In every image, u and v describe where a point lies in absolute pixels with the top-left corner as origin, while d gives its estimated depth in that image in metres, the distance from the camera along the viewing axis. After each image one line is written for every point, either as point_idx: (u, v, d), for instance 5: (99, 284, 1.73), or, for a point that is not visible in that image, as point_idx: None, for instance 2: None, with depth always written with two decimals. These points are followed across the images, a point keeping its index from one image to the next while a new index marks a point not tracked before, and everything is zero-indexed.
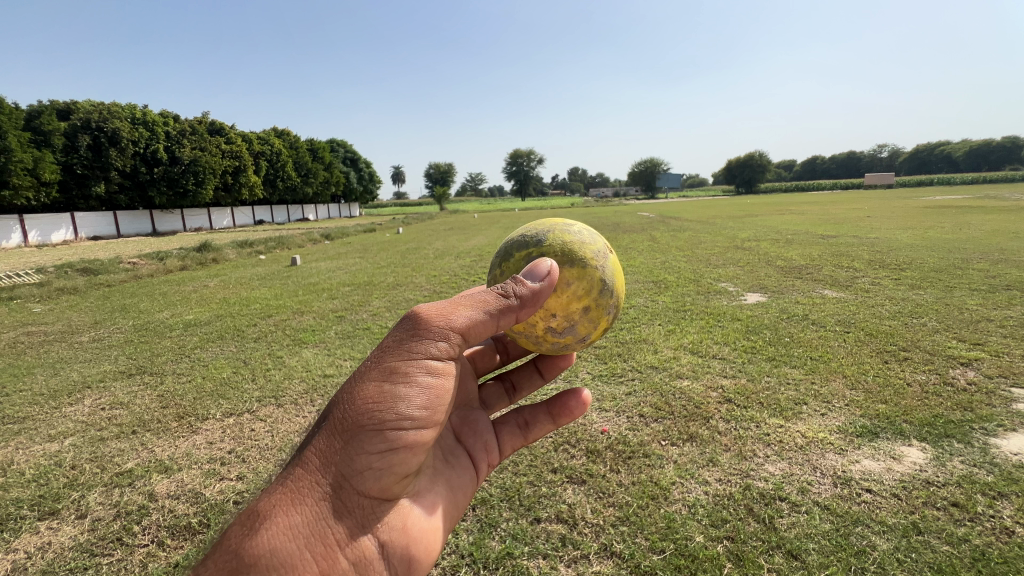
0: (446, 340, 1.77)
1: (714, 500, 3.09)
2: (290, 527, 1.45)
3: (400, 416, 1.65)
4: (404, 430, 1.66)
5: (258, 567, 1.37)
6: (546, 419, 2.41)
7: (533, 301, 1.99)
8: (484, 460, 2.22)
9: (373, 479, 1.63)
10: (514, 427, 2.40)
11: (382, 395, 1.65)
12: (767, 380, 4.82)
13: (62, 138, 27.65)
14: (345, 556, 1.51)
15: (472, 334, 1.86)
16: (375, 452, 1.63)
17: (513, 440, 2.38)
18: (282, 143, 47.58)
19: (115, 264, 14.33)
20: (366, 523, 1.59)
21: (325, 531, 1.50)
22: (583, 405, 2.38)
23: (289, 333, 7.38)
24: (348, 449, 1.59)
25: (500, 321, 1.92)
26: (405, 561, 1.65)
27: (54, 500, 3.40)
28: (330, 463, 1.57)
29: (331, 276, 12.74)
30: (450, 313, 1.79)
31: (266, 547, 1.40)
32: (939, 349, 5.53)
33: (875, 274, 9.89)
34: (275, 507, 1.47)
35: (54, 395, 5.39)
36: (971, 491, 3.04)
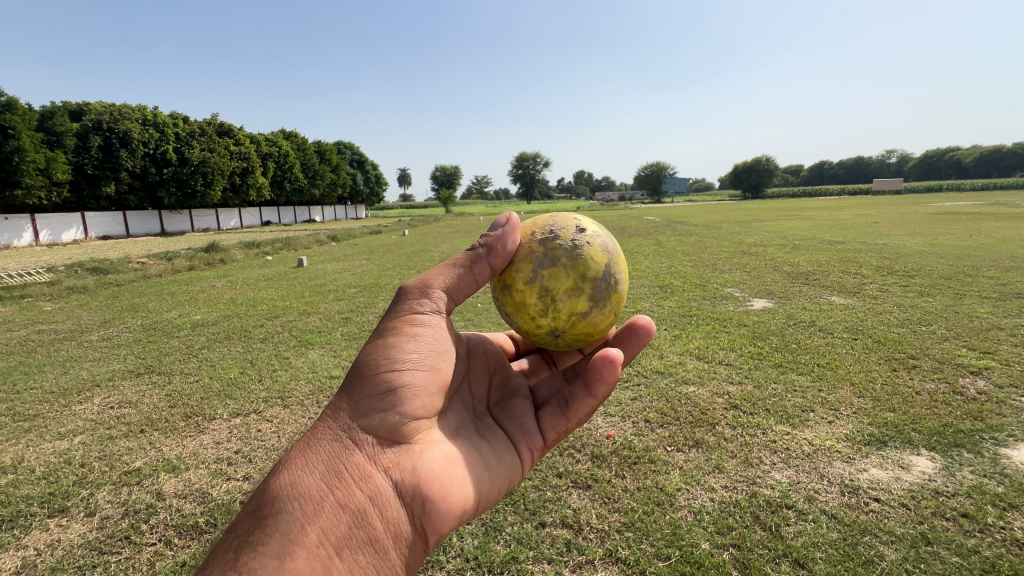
0: (427, 296, 1.90)
1: (720, 507, 3.07)
2: (306, 464, 1.49)
3: (394, 361, 1.72)
4: (400, 372, 1.71)
5: (279, 499, 1.39)
6: (584, 393, 2.09)
7: (502, 243, 2.08)
8: (520, 439, 2.07)
9: (382, 420, 1.63)
10: (555, 410, 2.17)
11: (378, 345, 1.75)
12: (774, 387, 4.80)
13: (74, 139, 28.03)
14: (361, 489, 1.50)
15: (450, 291, 1.97)
16: (378, 395, 1.66)
17: (555, 421, 2.15)
18: (290, 145, 47.98)
19: (124, 264, 14.48)
20: (377, 461, 1.57)
21: (339, 466, 1.51)
22: (614, 366, 1.95)
23: (296, 334, 7.42)
24: (353, 396, 1.65)
25: (474, 276, 2.05)
26: (421, 499, 1.58)
27: (63, 497, 3.43)
28: (340, 410, 1.63)
29: (338, 277, 12.83)
30: (425, 274, 1.96)
31: (285, 480, 1.43)
32: (948, 357, 5.48)
33: (882, 281, 9.83)
34: (293, 452, 1.52)
35: (64, 393, 5.45)
36: (981, 502, 3.01)
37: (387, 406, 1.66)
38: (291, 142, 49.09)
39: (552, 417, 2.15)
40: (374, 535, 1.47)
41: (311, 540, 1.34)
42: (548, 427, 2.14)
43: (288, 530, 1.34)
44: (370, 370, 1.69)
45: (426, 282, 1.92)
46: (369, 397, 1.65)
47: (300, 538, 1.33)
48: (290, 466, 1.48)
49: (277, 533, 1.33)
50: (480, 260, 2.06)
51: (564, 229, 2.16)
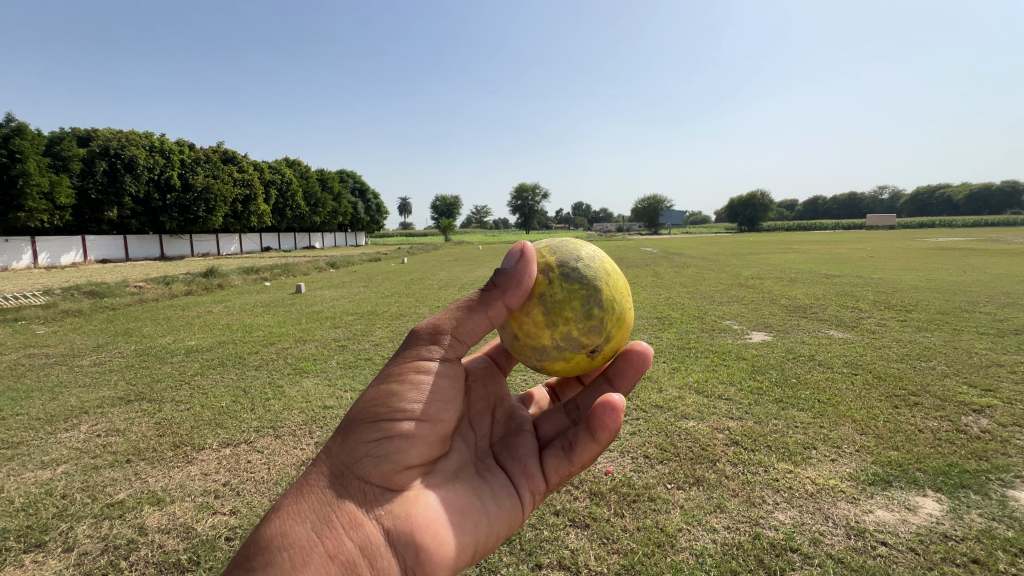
0: (436, 343, 1.79)
1: (722, 549, 2.97)
2: (298, 511, 1.44)
3: (395, 409, 1.64)
4: (400, 419, 1.64)
5: (269, 549, 1.35)
6: (586, 438, 1.98)
7: (513, 282, 1.89)
8: (522, 480, 1.97)
9: (377, 467, 1.58)
10: (557, 451, 2.04)
11: (380, 390, 1.66)
12: (774, 423, 4.72)
13: (80, 164, 28.50)
14: (351, 538, 1.46)
15: (462, 337, 1.83)
16: (376, 442, 1.60)
17: (558, 464, 2.02)
18: (293, 173, 48.83)
19: (121, 287, 14.46)
20: (369, 509, 1.53)
21: (330, 514, 1.46)
22: (616, 412, 1.85)
23: (290, 362, 7.33)
24: (349, 440, 1.59)
25: (489, 319, 1.88)
26: (413, 551, 1.53)
27: (41, 531, 3.31)
28: (334, 454, 1.58)
29: (335, 304, 12.80)
30: (436, 318, 1.82)
31: (276, 529, 1.39)
32: (949, 394, 5.43)
33: (880, 315, 9.85)
34: (286, 496, 1.47)
35: (51, 420, 5.33)
36: (991, 547, 2.92)
37: (383, 452, 1.59)
38: (294, 171, 50.02)
39: (555, 460, 2.03)
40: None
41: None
42: (551, 471, 2.01)
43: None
44: (369, 415, 1.62)
45: (435, 327, 1.80)
46: (366, 443, 1.59)
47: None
48: (282, 512, 1.43)
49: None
50: (494, 301, 1.88)
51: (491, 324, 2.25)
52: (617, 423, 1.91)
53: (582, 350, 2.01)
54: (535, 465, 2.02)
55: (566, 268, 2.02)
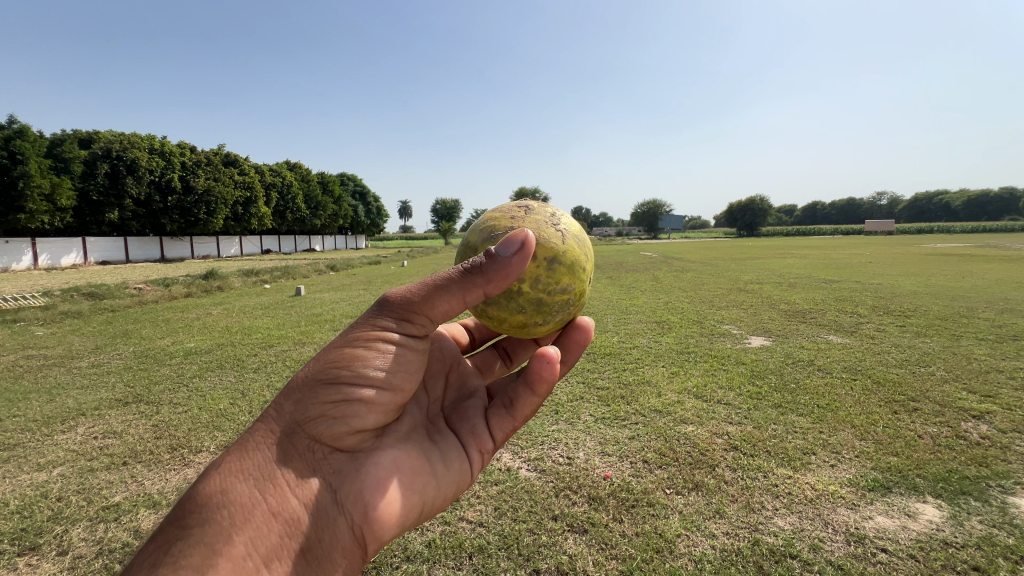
0: (407, 316, 1.73)
1: (722, 555, 2.95)
2: (241, 468, 1.43)
3: (352, 370, 1.62)
4: (358, 383, 1.62)
5: (207, 506, 1.35)
6: (526, 392, 2.02)
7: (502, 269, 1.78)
8: (470, 441, 2.01)
9: (329, 428, 1.58)
10: (501, 409, 2.08)
11: (339, 349, 1.63)
12: (774, 429, 4.71)
13: (81, 166, 28.60)
14: (296, 497, 1.48)
15: (433, 316, 1.76)
16: (328, 404, 1.58)
17: (502, 421, 2.07)
18: (293, 176, 49.02)
19: (121, 289, 14.43)
20: (317, 468, 1.55)
21: (275, 474, 1.47)
22: (551, 363, 1.91)
23: (289, 365, 7.32)
24: (301, 399, 1.57)
25: (466, 302, 1.79)
26: (361, 510, 1.58)
27: (36, 534, 3.29)
28: (283, 412, 1.56)
29: (335, 307, 12.80)
30: (409, 289, 1.74)
31: (215, 486, 1.38)
32: (949, 400, 5.41)
33: (879, 321, 9.84)
34: (229, 453, 1.46)
35: (48, 422, 5.32)
36: (992, 555, 2.90)
37: (337, 413, 1.59)
38: (295, 174, 50.19)
39: (499, 417, 2.08)
40: (307, 546, 1.46)
41: (238, 552, 1.32)
42: (496, 428, 2.07)
43: (213, 542, 1.30)
44: (325, 375, 1.60)
45: (407, 298, 1.71)
46: (318, 402, 1.58)
47: (226, 550, 1.30)
48: (222, 468, 1.42)
49: (200, 542, 1.29)
50: (476, 289, 1.76)
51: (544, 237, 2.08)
52: (553, 374, 1.95)
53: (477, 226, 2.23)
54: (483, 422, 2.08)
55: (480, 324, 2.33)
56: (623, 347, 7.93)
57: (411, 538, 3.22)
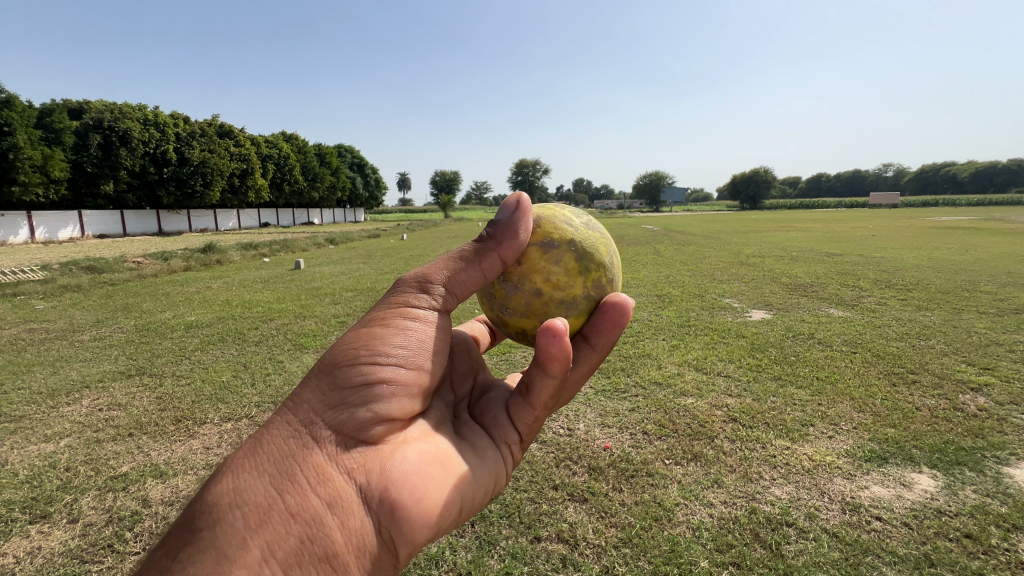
0: (419, 286, 1.70)
1: (719, 523, 3.01)
2: (256, 465, 1.33)
3: (373, 353, 1.54)
4: (381, 364, 1.54)
5: (219, 507, 1.24)
6: (540, 374, 1.77)
7: (510, 232, 1.85)
8: (500, 438, 1.87)
9: (347, 417, 1.46)
10: (519, 398, 1.88)
11: (361, 332, 1.57)
12: (772, 401, 4.75)
13: (73, 137, 28.08)
14: (316, 494, 1.33)
15: (444, 281, 1.74)
16: (346, 389, 1.48)
17: (524, 413, 1.88)
18: (290, 148, 48.23)
19: (119, 263, 14.38)
20: (337, 462, 1.40)
21: (293, 469, 1.35)
22: (560, 338, 1.65)
23: (290, 338, 7.35)
24: (319, 387, 1.48)
25: (479, 274, 1.82)
26: (387, 507, 1.40)
27: (46, 502, 3.35)
28: (301, 402, 1.47)
29: (334, 281, 12.78)
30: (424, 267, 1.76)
31: (227, 486, 1.27)
32: (948, 373, 5.45)
33: (880, 294, 9.83)
34: (242, 451, 1.36)
35: (53, 393, 5.37)
36: (984, 523, 2.95)
37: (358, 400, 1.48)
38: (292, 146, 49.39)
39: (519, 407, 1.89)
40: (332, 549, 1.31)
41: (252, 556, 1.19)
42: (520, 420, 1.90)
43: (226, 545, 1.19)
44: (344, 360, 1.52)
45: (424, 272, 1.74)
46: (339, 390, 1.49)
47: (240, 553, 1.19)
48: (235, 467, 1.32)
49: (212, 547, 1.18)
50: (488, 253, 1.83)
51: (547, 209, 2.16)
52: (565, 350, 1.68)
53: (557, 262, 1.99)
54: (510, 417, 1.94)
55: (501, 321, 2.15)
56: None
57: None
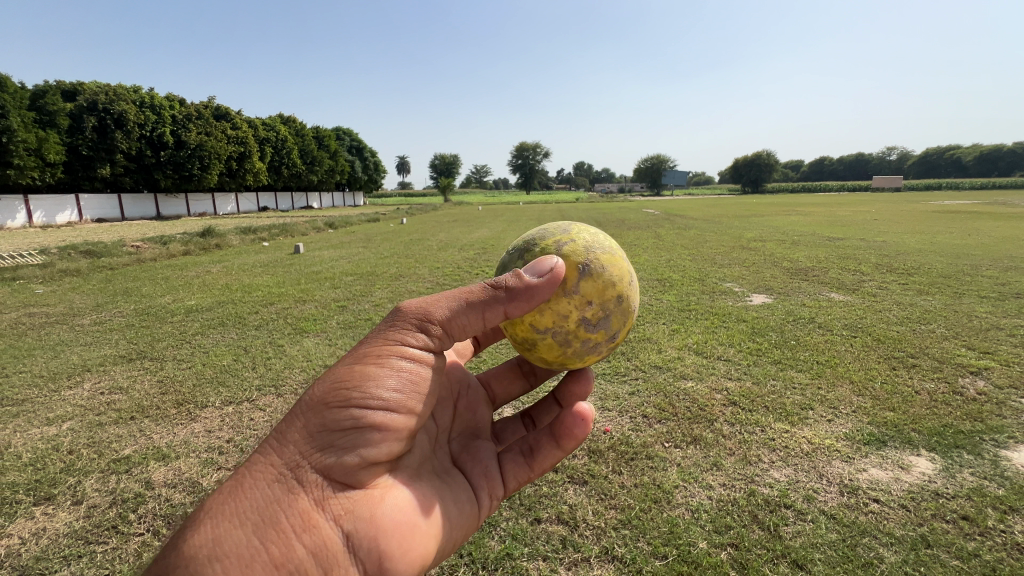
0: (417, 325, 1.66)
1: (718, 505, 3.03)
2: (237, 512, 1.27)
3: (367, 396, 1.49)
4: (373, 406, 1.50)
5: (195, 561, 1.17)
6: (550, 445, 2.05)
7: (524, 297, 1.79)
8: (481, 487, 1.91)
9: (337, 462, 1.42)
10: (519, 456, 2.09)
11: (354, 370, 1.52)
12: (772, 384, 4.76)
13: (68, 119, 27.71)
14: (302, 544, 1.29)
15: (444, 319, 1.70)
16: (337, 434, 1.44)
17: (517, 472, 2.05)
18: (287, 130, 47.68)
19: (118, 247, 14.32)
20: (324, 509, 1.36)
21: (278, 516, 1.30)
22: (586, 422, 2.02)
23: (290, 322, 7.35)
24: (308, 428, 1.43)
25: (479, 312, 1.74)
26: (375, 556, 1.38)
27: (50, 485, 3.37)
28: (288, 443, 1.41)
29: (334, 264, 12.75)
30: (424, 300, 1.70)
31: (206, 536, 1.21)
32: (947, 356, 5.46)
33: (881, 278, 9.80)
34: (224, 494, 1.29)
35: (54, 377, 5.38)
36: (981, 505, 2.98)
37: (348, 443, 1.45)
38: (289, 128, 48.82)
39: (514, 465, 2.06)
40: None
41: None
42: (510, 477, 2.03)
43: None
44: (335, 401, 1.47)
45: (423, 306, 1.68)
46: (329, 432, 1.44)
47: None
48: (215, 513, 1.25)
49: None
50: (490, 297, 1.74)
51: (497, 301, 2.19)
52: (583, 432, 2.05)
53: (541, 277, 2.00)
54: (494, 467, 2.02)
55: (526, 341, 2.07)
56: None
57: None
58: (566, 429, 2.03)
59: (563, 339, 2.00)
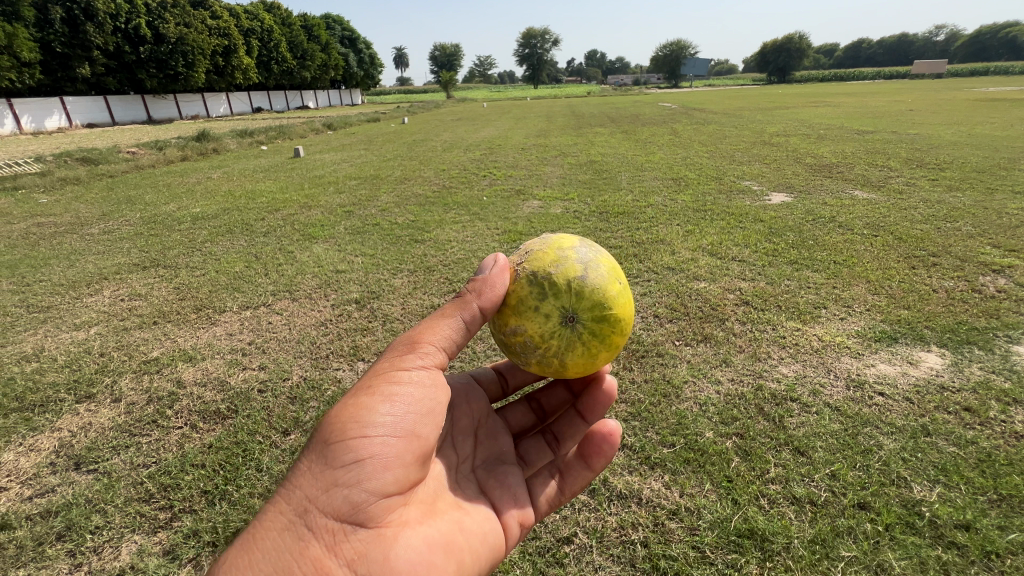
0: (410, 349, 1.65)
1: (725, 399, 3.13)
2: (249, 567, 1.24)
3: (369, 429, 1.45)
4: (377, 440, 1.45)
5: None
6: (580, 467, 2.05)
7: (491, 287, 1.76)
8: (511, 515, 1.82)
9: (344, 502, 1.37)
10: (546, 483, 2.03)
11: (355, 404, 1.48)
12: (786, 284, 4.71)
13: (32, 10, 25.35)
14: None
15: (436, 341, 1.70)
16: (342, 473, 1.39)
17: (547, 498, 2.00)
18: (272, 19, 43.56)
19: (114, 153, 13.88)
20: (336, 555, 1.30)
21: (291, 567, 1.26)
22: (613, 440, 2.01)
23: (298, 228, 7.27)
24: (315, 469, 1.39)
25: (466, 328, 1.76)
26: None
27: (88, 383, 3.56)
28: (295, 488, 1.36)
29: (337, 168, 12.34)
30: (414, 328, 1.70)
31: None
32: (970, 255, 5.30)
33: (910, 175, 9.27)
34: (235, 545, 1.27)
35: (74, 285, 5.48)
36: (985, 397, 3.04)
37: (353, 479, 1.39)
38: (274, 17, 44.56)
39: (544, 492, 2.00)
40: None
41: None
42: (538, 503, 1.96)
43: None
44: (340, 439, 1.43)
45: (414, 335, 1.68)
46: (334, 471, 1.39)
47: None
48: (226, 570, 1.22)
49: None
50: (470, 305, 1.74)
51: (551, 352, 1.73)
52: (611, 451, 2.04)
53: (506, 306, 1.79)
54: (523, 490, 1.92)
55: (534, 316, 1.71)
56: (636, 206, 7.66)
57: None
58: (595, 447, 2.02)
59: (539, 269, 1.76)
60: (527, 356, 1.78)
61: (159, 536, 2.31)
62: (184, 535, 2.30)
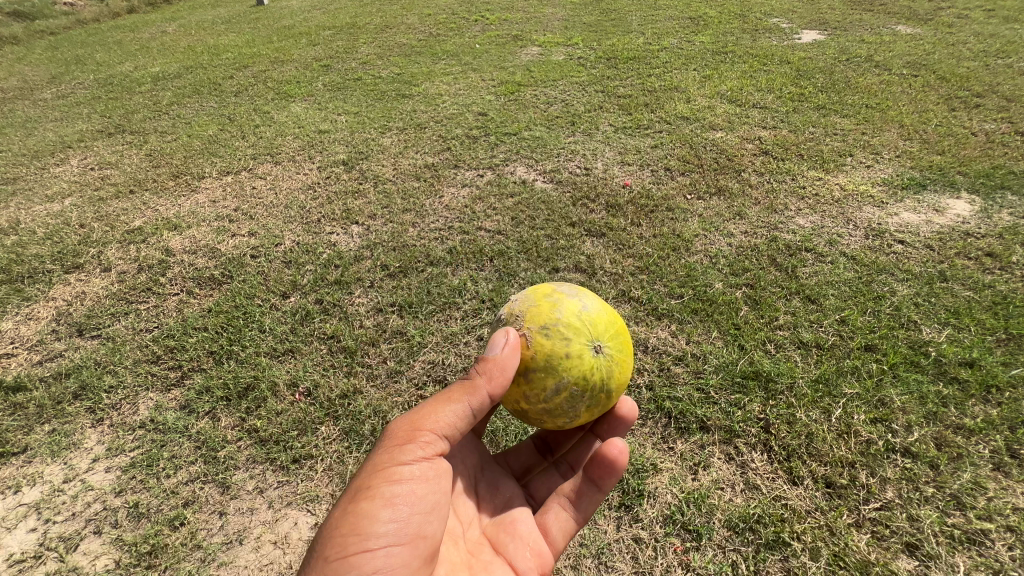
0: (408, 442, 1.33)
1: (736, 251, 3.00)
2: None
3: (366, 542, 1.18)
4: (377, 552, 1.19)
5: None
6: (591, 490, 1.62)
7: (501, 365, 1.40)
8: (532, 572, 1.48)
9: None
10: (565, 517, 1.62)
11: (349, 515, 1.21)
12: (811, 132, 4.29)
13: None
14: None
15: (436, 426, 1.37)
16: None
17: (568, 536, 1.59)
18: None
19: (48, 5, 12.03)
20: None
21: None
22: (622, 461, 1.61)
23: (271, 86, 6.51)
24: None
25: (474, 413, 1.42)
26: None
27: (74, 255, 3.41)
28: None
29: (307, 16, 10.78)
30: (410, 414, 1.38)
31: None
32: (1019, 94, 4.76)
33: (964, 4, 8.04)
34: None
35: (37, 156, 5.05)
36: (1010, 243, 2.89)
37: None
38: None
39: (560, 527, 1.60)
40: None
41: None
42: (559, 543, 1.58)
43: None
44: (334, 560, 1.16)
45: (412, 419, 1.35)
46: None
47: None
48: None
49: None
50: (478, 390, 1.40)
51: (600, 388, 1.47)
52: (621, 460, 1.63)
53: (537, 381, 1.43)
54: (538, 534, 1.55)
55: (567, 363, 1.42)
56: (648, 50, 6.76)
57: (431, 247, 3.24)
58: (603, 468, 1.61)
59: (540, 323, 1.47)
60: (581, 407, 1.47)
61: (173, 394, 2.36)
62: (197, 391, 2.33)
